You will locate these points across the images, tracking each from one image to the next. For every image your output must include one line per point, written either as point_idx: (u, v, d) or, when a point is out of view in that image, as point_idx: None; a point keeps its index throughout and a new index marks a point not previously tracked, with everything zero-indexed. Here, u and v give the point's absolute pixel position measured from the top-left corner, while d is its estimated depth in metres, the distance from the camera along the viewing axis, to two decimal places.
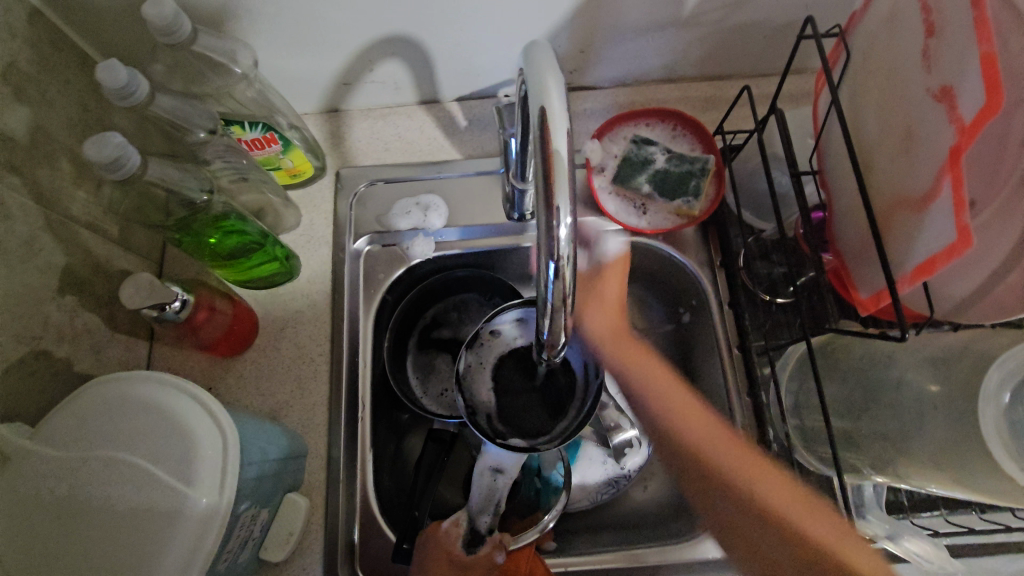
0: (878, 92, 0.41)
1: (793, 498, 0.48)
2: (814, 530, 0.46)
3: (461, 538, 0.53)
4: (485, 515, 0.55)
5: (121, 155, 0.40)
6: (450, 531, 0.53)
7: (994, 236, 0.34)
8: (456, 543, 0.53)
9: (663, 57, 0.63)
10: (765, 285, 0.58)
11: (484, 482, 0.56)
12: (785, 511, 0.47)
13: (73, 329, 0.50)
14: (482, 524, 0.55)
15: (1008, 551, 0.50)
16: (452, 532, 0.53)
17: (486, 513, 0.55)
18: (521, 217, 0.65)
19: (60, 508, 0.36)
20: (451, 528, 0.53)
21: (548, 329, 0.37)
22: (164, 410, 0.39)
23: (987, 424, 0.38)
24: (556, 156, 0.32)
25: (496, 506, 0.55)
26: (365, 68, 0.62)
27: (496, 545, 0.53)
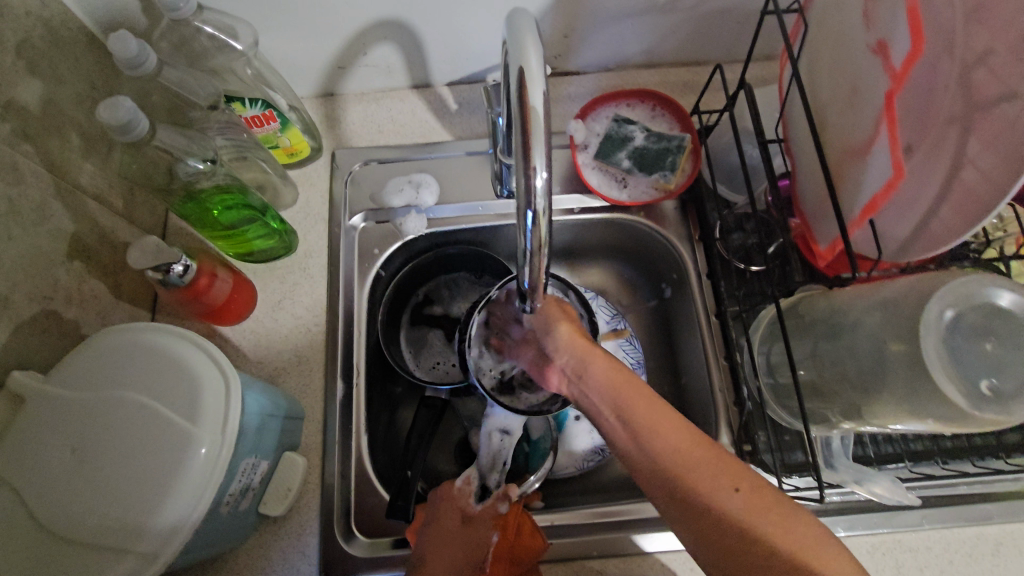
0: (830, 61, 0.45)
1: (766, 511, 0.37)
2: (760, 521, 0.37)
3: (472, 495, 0.57)
4: (495, 473, 0.60)
5: (132, 118, 0.43)
6: (463, 490, 0.57)
7: (927, 185, 0.38)
8: (467, 500, 0.57)
9: (643, 43, 0.66)
10: (740, 254, 0.61)
11: (492, 443, 0.60)
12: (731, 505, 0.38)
13: (81, 293, 0.52)
14: (490, 481, 0.59)
15: (971, 501, 0.53)
16: (465, 490, 0.57)
17: (496, 472, 0.60)
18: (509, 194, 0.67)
19: (77, 443, 0.38)
20: (464, 486, 0.58)
21: (529, 276, 0.41)
22: (173, 358, 0.41)
23: (929, 353, 0.37)
24: (533, 110, 0.34)
25: (503, 465, 0.60)
26: (360, 52, 0.65)
27: (500, 498, 0.57)
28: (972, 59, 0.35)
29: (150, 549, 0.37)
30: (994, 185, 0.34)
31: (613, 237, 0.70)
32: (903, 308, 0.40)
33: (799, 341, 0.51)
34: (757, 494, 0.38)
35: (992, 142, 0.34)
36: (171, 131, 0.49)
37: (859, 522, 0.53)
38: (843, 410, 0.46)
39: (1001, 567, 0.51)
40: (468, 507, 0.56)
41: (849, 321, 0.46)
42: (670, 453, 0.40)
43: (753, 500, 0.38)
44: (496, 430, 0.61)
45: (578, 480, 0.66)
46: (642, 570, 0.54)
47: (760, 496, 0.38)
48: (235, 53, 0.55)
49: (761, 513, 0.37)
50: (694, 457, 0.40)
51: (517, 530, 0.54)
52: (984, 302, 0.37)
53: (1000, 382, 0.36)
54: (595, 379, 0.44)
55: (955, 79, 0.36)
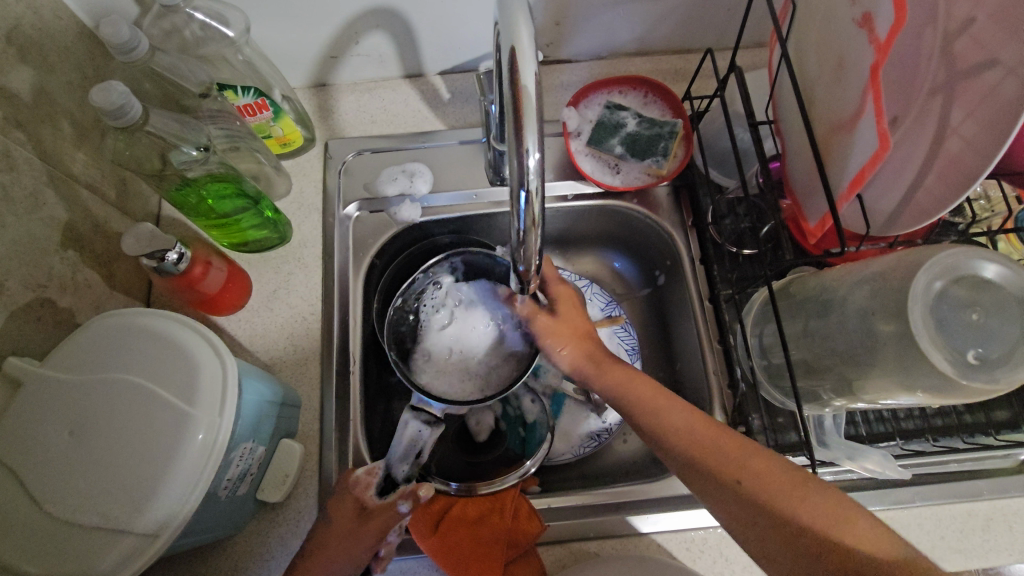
0: (818, 41, 0.46)
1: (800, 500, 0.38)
2: (786, 502, 0.38)
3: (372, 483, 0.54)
4: (404, 464, 0.56)
5: (125, 102, 0.43)
6: (362, 479, 0.53)
7: (915, 159, 0.39)
8: (365, 491, 0.53)
9: (636, 30, 0.67)
10: (733, 238, 0.61)
11: (407, 432, 0.57)
12: (755, 484, 0.40)
13: (75, 282, 0.52)
14: (397, 473, 0.55)
15: (962, 479, 0.54)
16: (363, 481, 0.53)
17: (404, 463, 0.56)
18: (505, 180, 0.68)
19: (73, 426, 0.39)
20: (363, 476, 0.54)
21: (521, 254, 0.41)
22: (170, 341, 0.41)
23: (917, 326, 0.38)
24: (525, 91, 0.34)
25: (415, 458, 0.57)
26: (352, 41, 0.65)
27: (403, 496, 0.53)
28: (955, 29, 0.36)
29: (149, 529, 0.37)
30: (976, 152, 0.35)
31: (606, 224, 0.70)
32: (891, 281, 0.41)
33: (790, 320, 0.51)
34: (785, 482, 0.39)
35: (974, 110, 0.34)
36: (165, 116, 0.49)
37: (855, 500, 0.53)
38: (835, 386, 0.47)
39: (991, 542, 0.52)
40: (365, 501, 0.53)
41: (838, 297, 0.46)
42: (695, 440, 0.43)
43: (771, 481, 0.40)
44: (418, 422, 0.58)
45: (575, 466, 0.66)
46: (639, 550, 0.55)
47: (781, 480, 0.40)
48: (225, 40, 0.55)
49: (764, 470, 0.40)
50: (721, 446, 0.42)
51: (514, 511, 0.54)
52: (970, 274, 0.38)
53: (986, 350, 0.37)
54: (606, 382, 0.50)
55: (938, 51, 0.37)
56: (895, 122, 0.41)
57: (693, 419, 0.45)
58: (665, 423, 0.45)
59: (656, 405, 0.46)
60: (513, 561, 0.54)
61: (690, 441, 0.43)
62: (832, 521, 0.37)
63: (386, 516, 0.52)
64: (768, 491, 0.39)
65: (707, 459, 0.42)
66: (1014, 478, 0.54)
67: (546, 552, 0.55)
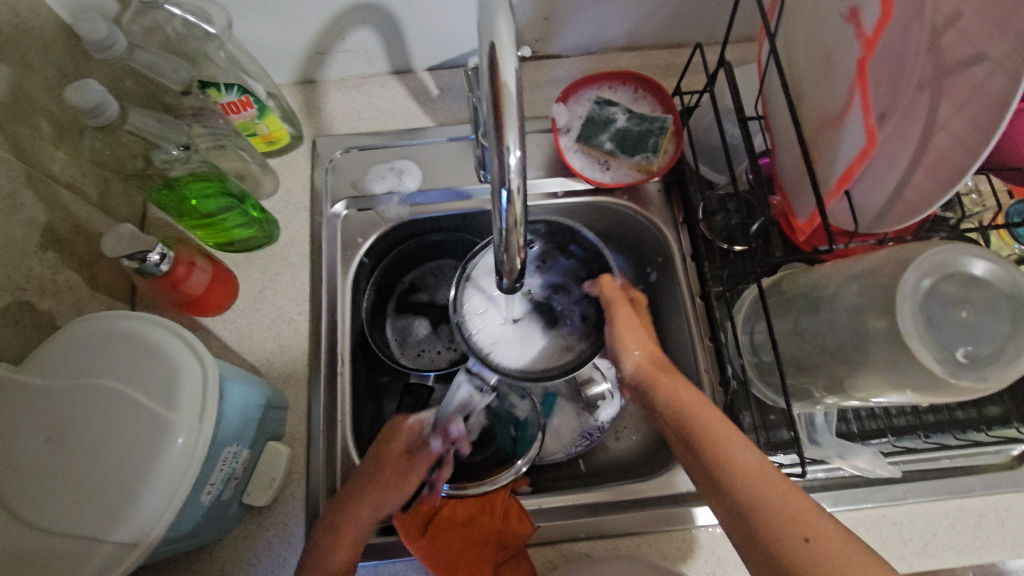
0: (806, 36, 0.45)
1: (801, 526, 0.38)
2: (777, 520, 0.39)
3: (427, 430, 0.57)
4: (451, 424, 0.58)
5: (102, 101, 0.43)
6: (412, 426, 0.57)
7: (902, 155, 0.39)
8: (412, 438, 0.57)
9: (625, 24, 0.66)
10: (723, 234, 0.60)
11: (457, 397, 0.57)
12: (763, 498, 0.40)
13: (55, 284, 0.51)
14: (444, 429, 0.58)
15: (953, 475, 0.54)
16: (412, 429, 0.57)
17: (452, 422, 0.58)
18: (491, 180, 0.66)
19: (49, 432, 0.38)
20: (414, 424, 0.58)
21: (504, 253, 0.40)
22: (148, 345, 0.40)
23: (906, 325, 0.37)
24: (505, 88, 0.33)
25: (462, 417, 0.59)
26: (337, 37, 0.64)
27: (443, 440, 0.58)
28: (942, 23, 0.35)
29: (129, 537, 0.37)
30: (963, 149, 0.34)
31: (596, 221, 0.69)
32: (880, 278, 0.40)
33: (780, 318, 0.51)
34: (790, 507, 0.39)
35: (962, 106, 0.34)
36: (145, 115, 0.48)
37: (845, 498, 0.53)
38: (826, 383, 0.47)
39: (983, 538, 0.52)
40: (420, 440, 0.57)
41: (828, 294, 0.46)
42: (721, 451, 0.43)
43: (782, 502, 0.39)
44: (470, 386, 0.57)
45: (567, 465, 0.66)
46: (630, 549, 0.55)
47: (801, 511, 0.39)
48: (207, 37, 0.54)
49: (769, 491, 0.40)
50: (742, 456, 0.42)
51: (504, 512, 0.54)
52: (959, 271, 0.38)
53: (976, 348, 0.36)
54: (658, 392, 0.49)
55: (926, 46, 0.36)
56: (881, 119, 0.40)
57: (729, 430, 0.45)
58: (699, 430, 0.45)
59: (695, 412, 0.46)
60: (503, 562, 0.53)
61: (715, 452, 0.43)
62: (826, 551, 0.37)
63: (428, 459, 0.56)
64: (774, 512, 0.39)
65: (727, 469, 0.42)
66: (1005, 474, 0.54)
67: (537, 555, 0.55)
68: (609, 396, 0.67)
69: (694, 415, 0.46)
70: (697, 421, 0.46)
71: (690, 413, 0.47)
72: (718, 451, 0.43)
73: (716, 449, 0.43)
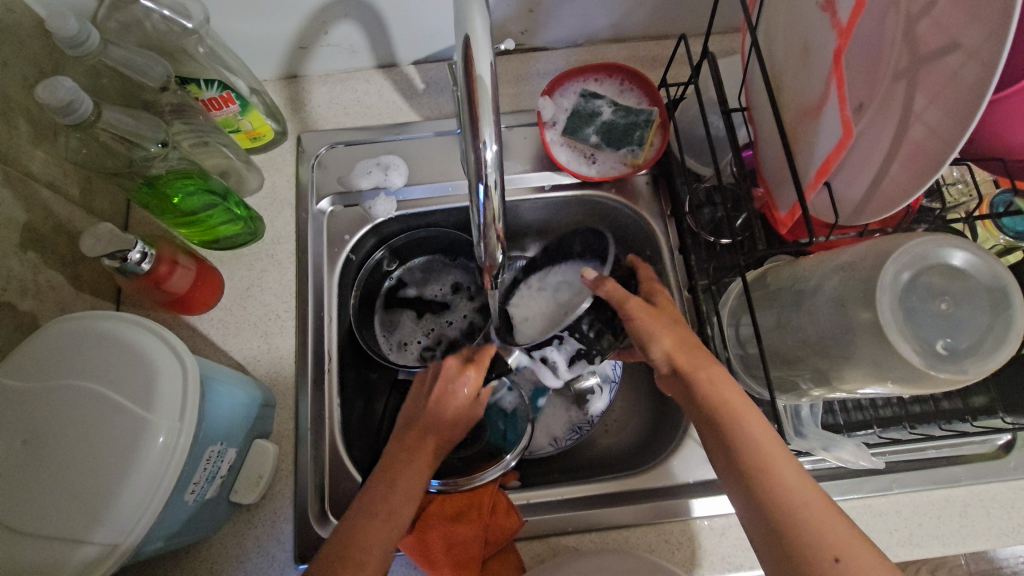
0: (785, 26, 0.45)
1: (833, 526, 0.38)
2: (799, 514, 0.39)
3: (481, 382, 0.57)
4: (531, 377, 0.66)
5: (74, 98, 0.42)
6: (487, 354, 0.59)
7: (877, 147, 0.39)
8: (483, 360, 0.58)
9: (611, 15, 0.65)
10: (710, 227, 0.60)
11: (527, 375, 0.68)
12: (797, 501, 0.40)
13: (36, 284, 0.50)
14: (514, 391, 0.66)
15: (938, 466, 0.54)
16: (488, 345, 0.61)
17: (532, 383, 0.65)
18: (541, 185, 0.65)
19: (26, 433, 0.38)
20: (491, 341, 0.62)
21: (486, 247, 0.41)
22: (125, 344, 0.40)
23: (886, 318, 0.37)
24: (479, 80, 0.33)
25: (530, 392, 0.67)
26: (320, 31, 0.64)
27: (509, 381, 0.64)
28: (918, 12, 0.35)
29: (110, 537, 0.37)
30: (938, 139, 0.34)
31: (586, 215, 0.69)
32: (860, 271, 0.40)
33: (765, 310, 0.51)
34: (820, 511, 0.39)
35: (936, 96, 0.34)
36: (117, 110, 0.47)
37: (831, 489, 0.53)
38: (812, 376, 0.47)
39: (969, 527, 0.52)
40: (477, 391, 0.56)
41: (811, 286, 0.46)
42: (751, 441, 0.42)
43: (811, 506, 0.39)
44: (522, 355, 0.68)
45: (557, 458, 0.66)
46: (618, 543, 0.55)
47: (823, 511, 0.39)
48: (186, 32, 0.52)
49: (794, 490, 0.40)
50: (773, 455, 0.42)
51: (492, 508, 0.54)
52: (939, 263, 0.38)
53: (955, 340, 0.36)
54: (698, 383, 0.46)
55: (902, 34, 0.36)
56: (860, 109, 0.40)
57: (767, 431, 0.43)
58: (731, 419, 0.44)
59: (737, 411, 0.44)
60: (490, 558, 0.54)
61: (746, 443, 0.42)
62: (843, 548, 0.37)
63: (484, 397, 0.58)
64: (796, 507, 0.39)
65: (757, 463, 0.42)
66: (990, 463, 0.54)
67: (525, 549, 0.55)
68: (597, 390, 0.67)
69: (733, 410, 0.44)
70: (738, 421, 0.44)
71: (734, 412, 0.44)
72: (760, 459, 0.42)
73: (747, 441, 0.42)
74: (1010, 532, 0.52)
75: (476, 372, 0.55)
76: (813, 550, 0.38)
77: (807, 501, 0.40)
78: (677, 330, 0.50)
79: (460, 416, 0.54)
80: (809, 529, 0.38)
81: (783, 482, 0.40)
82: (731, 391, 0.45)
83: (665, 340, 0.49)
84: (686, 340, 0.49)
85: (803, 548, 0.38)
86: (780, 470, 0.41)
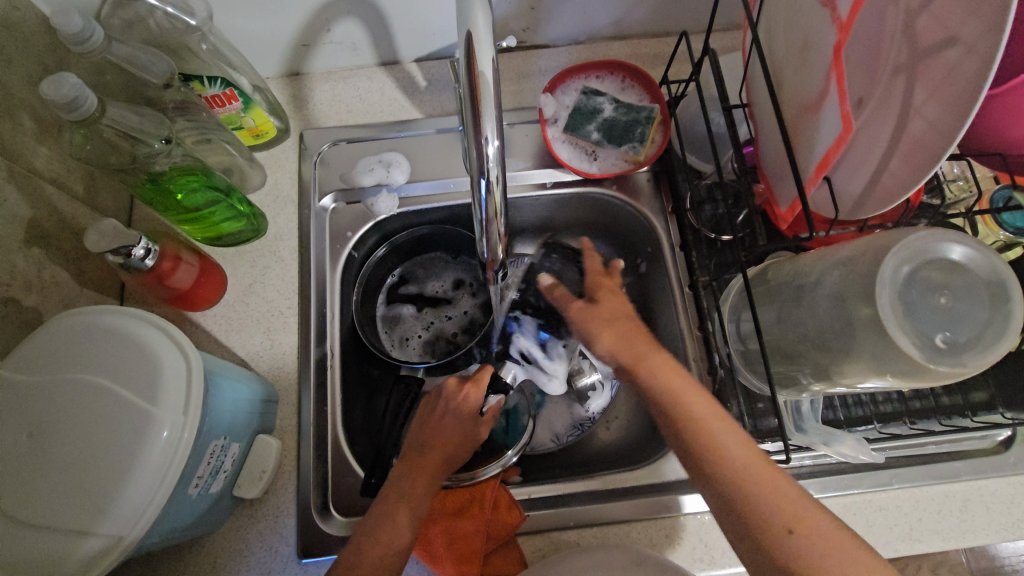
0: (786, 23, 0.45)
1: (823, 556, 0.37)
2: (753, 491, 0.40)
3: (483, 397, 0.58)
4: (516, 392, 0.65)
5: (77, 95, 0.42)
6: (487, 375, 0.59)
7: (877, 142, 0.39)
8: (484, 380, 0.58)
9: (613, 12, 0.65)
10: (711, 224, 0.60)
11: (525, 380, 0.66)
12: (747, 477, 0.40)
13: (41, 280, 0.51)
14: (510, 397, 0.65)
15: (938, 461, 0.54)
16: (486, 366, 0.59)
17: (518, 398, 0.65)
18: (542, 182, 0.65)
19: (32, 426, 0.38)
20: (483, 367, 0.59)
21: (487, 242, 0.41)
22: (129, 338, 0.40)
23: (886, 312, 0.37)
24: (481, 76, 0.33)
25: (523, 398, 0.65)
26: (322, 28, 0.64)
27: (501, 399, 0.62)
28: (917, 7, 0.35)
29: (114, 530, 0.37)
30: (937, 133, 0.34)
31: (586, 213, 0.70)
32: (860, 266, 0.40)
33: (765, 306, 0.51)
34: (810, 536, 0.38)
35: (935, 90, 0.34)
36: (122, 108, 0.47)
37: (831, 484, 0.53)
38: (812, 371, 0.47)
39: (968, 522, 0.52)
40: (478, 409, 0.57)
41: (811, 282, 0.46)
42: (696, 421, 0.43)
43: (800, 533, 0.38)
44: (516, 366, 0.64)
45: (559, 454, 0.66)
46: (619, 537, 0.55)
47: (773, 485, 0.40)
48: (189, 29, 0.53)
49: (742, 467, 0.40)
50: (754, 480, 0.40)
51: (493, 504, 0.54)
52: (938, 257, 0.38)
53: (954, 334, 0.37)
54: (641, 370, 0.47)
55: (900, 29, 0.36)
56: (860, 104, 0.41)
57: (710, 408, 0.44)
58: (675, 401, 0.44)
59: (680, 392, 0.44)
60: (492, 553, 0.54)
61: (691, 424, 0.43)
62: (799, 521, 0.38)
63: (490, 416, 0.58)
64: (746, 483, 0.40)
65: (704, 444, 0.42)
66: (990, 459, 0.54)
67: (527, 544, 0.55)
68: (599, 387, 0.67)
69: (708, 431, 0.42)
70: (681, 402, 0.44)
71: (677, 393, 0.45)
72: (705, 439, 0.42)
73: (691, 420, 0.43)
74: (1009, 527, 0.52)
75: (474, 390, 0.57)
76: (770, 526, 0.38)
77: (759, 477, 0.40)
78: (619, 322, 0.50)
79: (462, 435, 0.56)
80: (765, 507, 0.39)
81: (734, 458, 0.41)
82: (672, 375, 0.46)
83: (608, 333, 0.50)
84: (629, 330, 0.50)
85: (762, 527, 0.39)
86: (729, 446, 0.41)
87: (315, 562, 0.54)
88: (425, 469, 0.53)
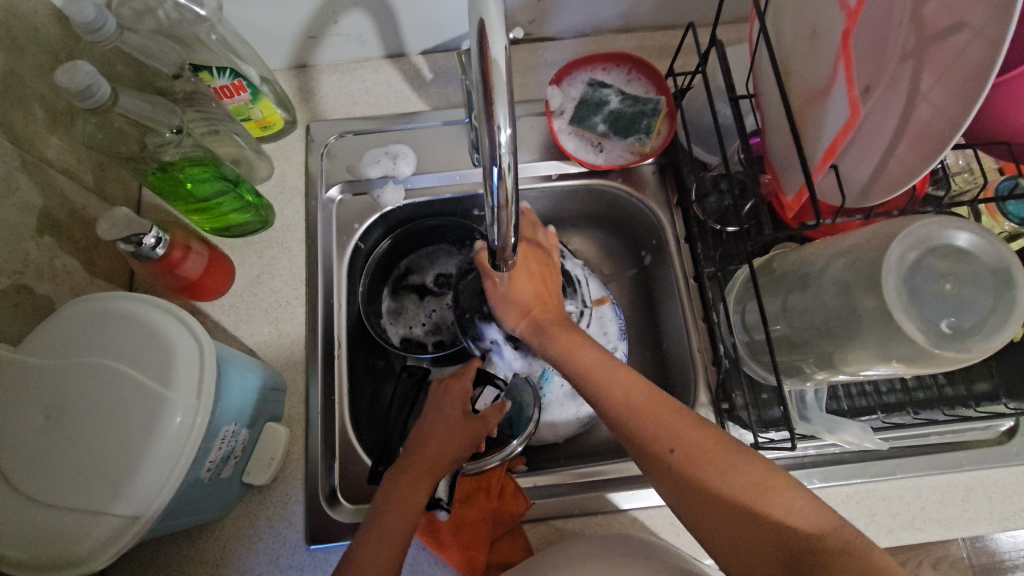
0: (793, 12, 0.45)
1: (770, 491, 0.39)
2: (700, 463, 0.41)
3: (473, 396, 0.59)
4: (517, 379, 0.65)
5: (92, 83, 0.43)
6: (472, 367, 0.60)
7: (883, 130, 0.39)
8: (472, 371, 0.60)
9: (619, 5, 0.66)
10: (716, 215, 0.60)
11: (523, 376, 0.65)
12: (677, 447, 0.42)
13: (53, 269, 0.51)
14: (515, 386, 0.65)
15: (941, 450, 0.54)
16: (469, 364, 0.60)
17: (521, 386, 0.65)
18: (549, 174, 0.66)
19: (49, 409, 0.38)
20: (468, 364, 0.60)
21: (497, 229, 0.41)
22: (142, 323, 0.41)
23: (893, 298, 0.38)
24: (494, 65, 0.34)
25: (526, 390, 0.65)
26: (330, 20, 0.64)
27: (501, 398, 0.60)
28: None
29: (130, 511, 0.37)
30: (944, 120, 0.34)
31: (591, 205, 0.70)
32: (865, 254, 0.41)
33: (771, 295, 0.52)
34: (742, 465, 0.40)
35: (943, 75, 0.34)
36: (134, 96, 0.48)
37: (834, 473, 0.54)
38: (817, 360, 0.47)
39: (970, 512, 0.53)
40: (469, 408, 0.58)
41: (816, 271, 0.46)
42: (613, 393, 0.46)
43: (741, 468, 0.40)
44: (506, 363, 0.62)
45: (561, 445, 0.67)
46: (624, 526, 0.55)
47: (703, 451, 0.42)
48: (198, 19, 0.53)
49: (673, 438, 0.43)
50: (676, 425, 0.43)
51: (500, 491, 0.55)
52: (943, 245, 0.38)
53: (960, 320, 0.37)
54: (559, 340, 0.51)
55: (908, 15, 0.37)
56: (867, 91, 0.41)
57: (622, 376, 0.47)
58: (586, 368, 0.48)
59: (585, 359, 0.49)
60: (498, 539, 0.55)
61: (604, 395, 0.47)
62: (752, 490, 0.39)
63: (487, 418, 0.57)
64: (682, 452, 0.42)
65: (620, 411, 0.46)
66: (992, 449, 0.54)
67: (532, 531, 0.56)
68: None
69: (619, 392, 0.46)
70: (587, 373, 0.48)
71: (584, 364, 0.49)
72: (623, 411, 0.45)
73: (603, 379, 0.47)
74: (1011, 516, 0.53)
75: (460, 385, 0.59)
76: (719, 495, 0.40)
77: (693, 445, 0.42)
78: (536, 299, 0.55)
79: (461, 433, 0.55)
80: (714, 480, 0.40)
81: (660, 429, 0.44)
82: (580, 348, 0.50)
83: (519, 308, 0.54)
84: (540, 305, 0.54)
85: (712, 496, 0.40)
86: (655, 420, 0.44)
87: (323, 548, 0.55)
88: (421, 466, 0.52)
